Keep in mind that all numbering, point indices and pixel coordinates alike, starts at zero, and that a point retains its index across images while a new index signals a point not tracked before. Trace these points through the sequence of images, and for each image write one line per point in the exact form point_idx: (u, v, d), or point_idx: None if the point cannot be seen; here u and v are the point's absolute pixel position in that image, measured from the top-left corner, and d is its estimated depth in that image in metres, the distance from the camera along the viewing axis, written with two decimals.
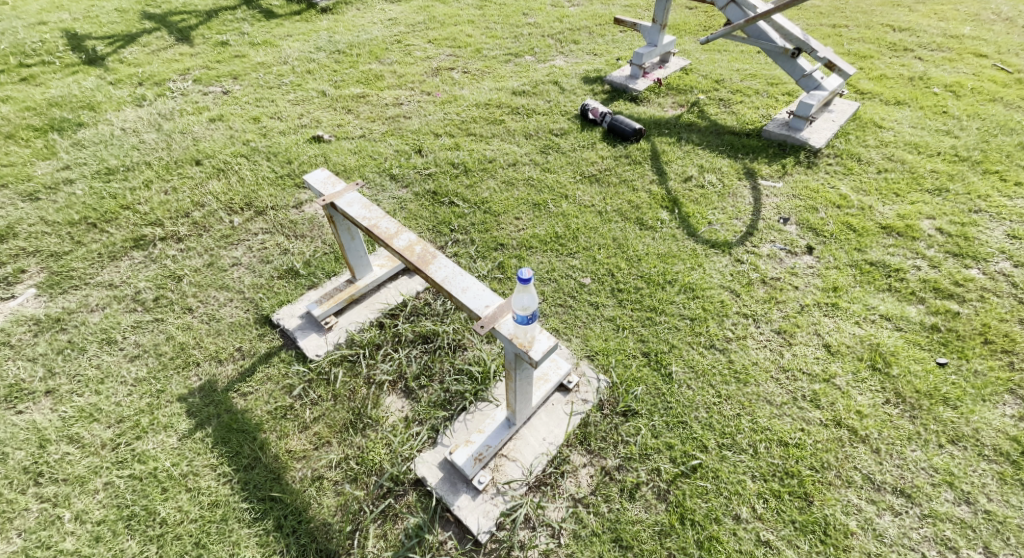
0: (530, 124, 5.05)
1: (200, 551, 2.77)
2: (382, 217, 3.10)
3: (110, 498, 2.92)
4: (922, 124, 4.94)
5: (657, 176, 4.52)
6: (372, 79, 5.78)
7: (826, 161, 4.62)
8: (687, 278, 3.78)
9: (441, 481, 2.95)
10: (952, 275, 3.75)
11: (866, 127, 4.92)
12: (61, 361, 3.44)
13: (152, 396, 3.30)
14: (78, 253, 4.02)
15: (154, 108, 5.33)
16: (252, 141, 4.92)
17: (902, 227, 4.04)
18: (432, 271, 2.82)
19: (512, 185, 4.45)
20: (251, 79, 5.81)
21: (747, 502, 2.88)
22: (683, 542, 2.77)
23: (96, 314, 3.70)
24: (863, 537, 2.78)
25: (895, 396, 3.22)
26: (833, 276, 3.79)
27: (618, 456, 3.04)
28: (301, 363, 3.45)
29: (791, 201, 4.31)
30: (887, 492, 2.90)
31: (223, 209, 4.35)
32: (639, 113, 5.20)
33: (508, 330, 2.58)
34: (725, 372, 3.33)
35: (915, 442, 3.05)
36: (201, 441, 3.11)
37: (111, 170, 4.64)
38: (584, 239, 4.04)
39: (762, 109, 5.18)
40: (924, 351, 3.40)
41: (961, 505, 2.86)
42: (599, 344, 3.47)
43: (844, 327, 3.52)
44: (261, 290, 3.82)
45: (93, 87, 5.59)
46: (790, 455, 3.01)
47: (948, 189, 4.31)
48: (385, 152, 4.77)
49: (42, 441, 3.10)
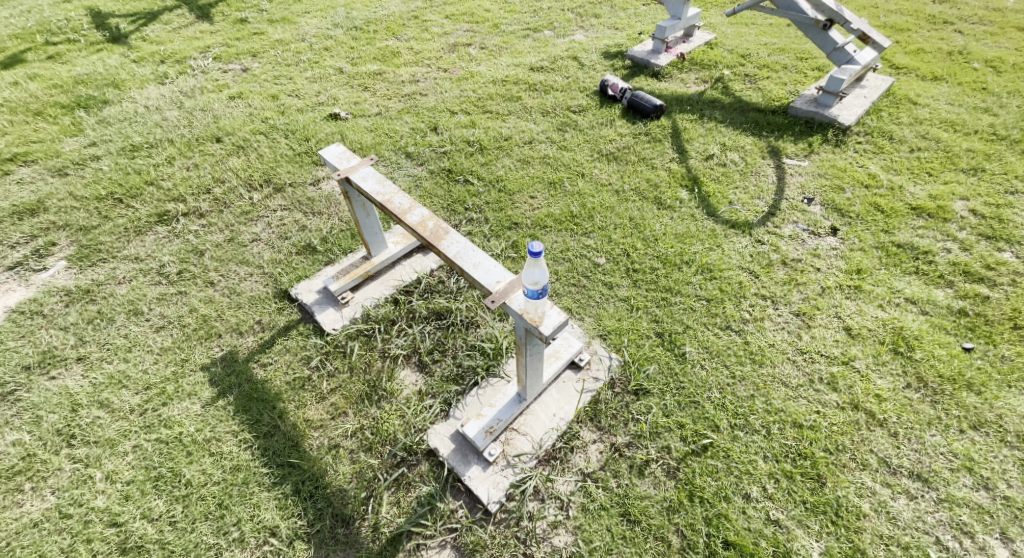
0: (547, 101, 4.98)
1: (223, 512, 2.86)
2: (396, 193, 3.11)
3: (139, 460, 3.03)
4: (959, 101, 4.72)
5: (677, 154, 4.42)
6: (388, 56, 5.75)
7: (855, 139, 4.46)
8: (704, 259, 3.72)
9: (452, 452, 2.99)
10: (983, 258, 3.61)
11: (900, 104, 4.73)
12: (91, 330, 3.56)
13: (177, 364, 3.40)
14: (106, 227, 4.13)
15: (176, 85, 5.40)
16: (270, 119, 4.95)
17: (933, 208, 3.90)
18: (445, 247, 2.82)
19: (528, 163, 4.41)
20: (270, 56, 5.83)
21: (758, 482, 2.86)
22: (691, 518, 2.77)
23: (123, 286, 3.81)
24: (876, 519, 2.74)
25: (916, 381, 3.14)
26: (857, 258, 3.69)
27: (628, 433, 3.04)
28: (318, 336, 3.50)
29: (816, 180, 4.18)
30: (903, 476, 2.85)
31: (243, 185, 4.40)
32: (660, 89, 5.09)
33: (519, 305, 2.58)
34: (740, 353, 3.29)
35: (935, 427, 2.98)
36: (223, 409, 3.20)
37: (136, 146, 4.74)
38: (600, 218, 3.99)
39: (789, 85, 5.01)
40: (949, 336, 3.30)
41: (979, 490, 2.79)
42: (612, 324, 3.44)
43: (866, 310, 3.43)
44: (280, 265, 3.88)
45: (117, 65, 5.68)
46: (804, 436, 2.97)
47: (984, 169, 4.13)
48: (401, 129, 4.76)
49: (74, 406, 3.22)
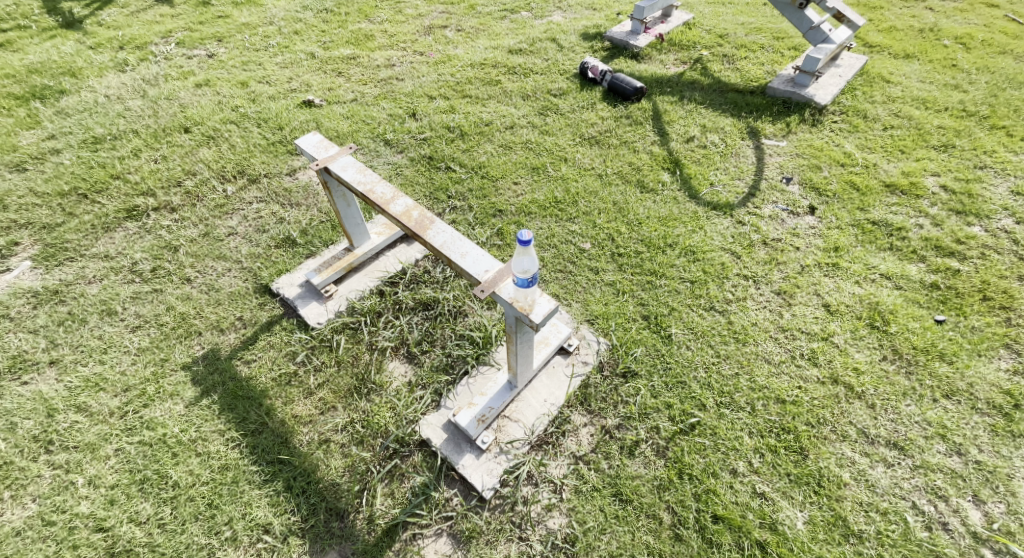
0: (527, 84, 4.92)
1: (214, 512, 2.81)
2: (377, 182, 3.03)
3: (122, 463, 2.95)
4: (930, 78, 4.82)
5: (658, 137, 4.43)
6: (362, 39, 5.59)
7: (831, 118, 4.52)
8: (688, 241, 3.75)
9: (445, 442, 2.98)
10: (954, 232, 3.72)
11: (874, 82, 4.80)
12: (63, 333, 3.43)
13: (156, 364, 3.30)
14: (71, 224, 3.97)
15: (137, 73, 5.17)
16: (241, 107, 4.78)
17: (906, 185, 3.99)
18: (431, 237, 2.77)
19: (510, 149, 4.36)
20: (237, 41, 5.62)
21: (744, 457, 2.93)
22: (681, 495, 2.82)
23: (94, 286, 3.67)
24: (856, 488, 2.83)
25: (892, 353, 3.24)
26: (834, 236, 3.76)
27: (617, 415, 3.07)
28: (302, 330, 3.44)
29: (794, 160, 4.23)
30: (880, 445, 2.95)
31: (216, 177, 4.26)
32: (640, 70, 5.06)
33: (509, 294, 2.55)
34: (724, 333, 3.34)
35: (910, 397, 3.08)
36: (208, 408, 3.13)
37: (98, 139, 4.53)
38: (584, 203, 3.98)
39: (766, 65, 5.04)
40: (922, 309, 3.40)
41: (952, 456, 2.91)
42: (599, 308, 3.46)
43: (844, 286, 3.51)
44: (259, 259, 3.78)
45: (72, 52, 5.41)
46: (787, 411, 3.05)
47: (955, 145, 4.23)
48: (378, 116, 4.65)
49: (50, 411, 3.11)
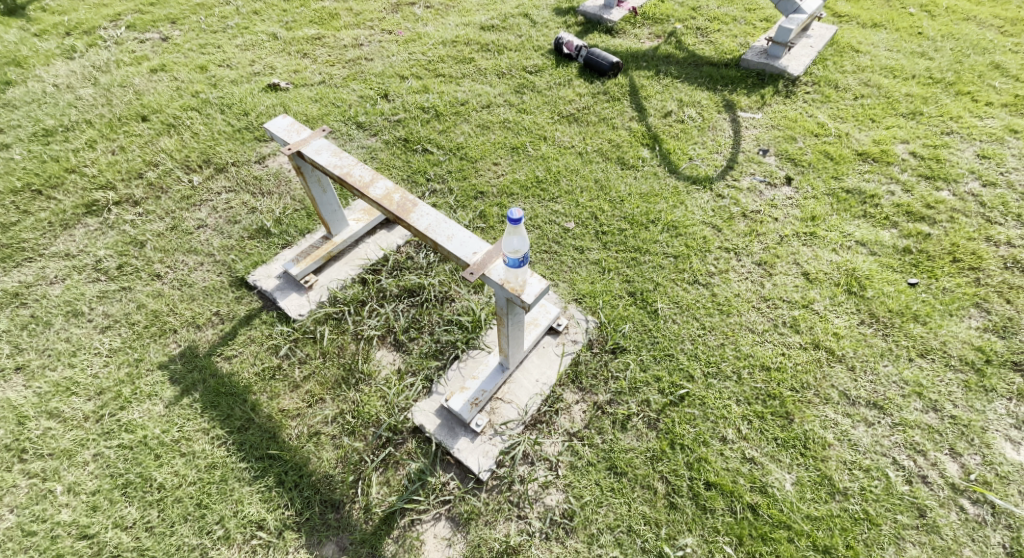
0: (501, 61, 4.82)
1: (203, 512, 2.73)
2: (355, 165, 2.92)
3: (102, 468, 2.84)
4: (897, 47, 4.89)
5: (636, 112, 4.40)
6: (327, 19, 5.39)
7: (803, 89, 4.56)
8: (669, 216, 3.75)
9: (439, 427, 2.94)
10: (923, 197, 3.81)
11: (843, 52, 4.86)
12: (27, 337, 3.26)
13: (131, 365, 3.17)
14: (26, 223, 3.75)
15: (87, 59, 4.88)
16: (202, 93, 4.57)
17: (877, 153, 4.06)
18: (414, 220, 2.68)
19: (488, 129, 4.27)
20: (192, 23, 5.34)
21: (733, 425, 2.97)
22: (674, 465, 2.85)
23: (57, 286, 3.49)
24: (840, 448, 2.90)
25: (869, 317, 3.32)
26: (811, 206, 3.81)
27: (609, 391, 3.08)
28: (283, 323, 3.33)
29: (770, 131, 4.27)
30: (861, 406, 3.03)
31: (180, 167, 4.07)
32: (614, 45, 5.01)
33: (499, 276, 2.49)
34: (709, 305, 3.37)
35: (887, 357, 3.17)
36: (189, 407, 3.03)
37: (49, 131, 4.27)
38: (566, 182, 3.94)
39: (739, 37, 5.05)
40: (896, 273, 3.49)
41: (928, 412, 3.00)
42: (586, 287, 3.44)
43: (821, 255, 3.58)
44: (232, 252, 3.65)
45: (14, 40, 5.07)
46: (773, 378, 3.10)
47: (922, 112, 4.32)
48: (349, 98, 4.50)
49: (20, 419, 2.96)
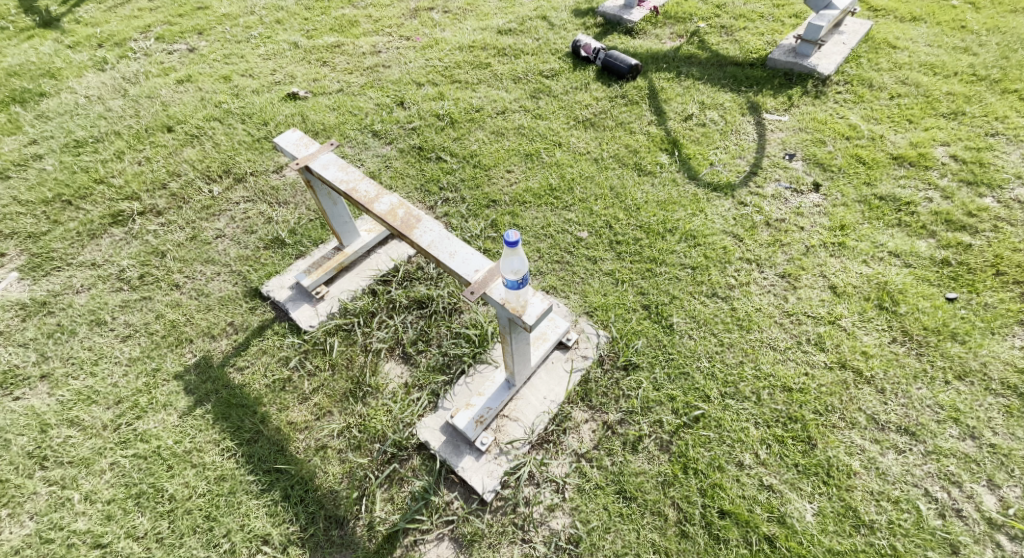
0: (518, 65, 4.74)
1: (212, 524, 2.77)
2: (361, 179, 2.90)
3: (118, 477, 2.91)
4: (938, 42, 4.60)
5: (655, 116, 4.26)
6: (346, 26, 5.40)
7: (835, 89, 4.33)
8: (687, 225, 3.61)
9: (443, 444, 2.91)
10: (965, 205, 3.56)
11: (879, 48, 4.59)
12: (52, 345, 3.37)
13: (148, 375, 3.24)
14: (56, 233, 3.88)
15: (117, 71, 5.02)
16: (224, 103, 4.64)
17: (915, 157, 3.82)
18: (417, 236, 2.65)
19: (502, 135, 4.21)
20: (217, 33, 5.44)
21: (750, 449, 2.84)
22: (686, 491, 2.75)
23: (82, 295, 3.60)
24: (866, 477, 2.74)
25: (902, 335, 3.13)
26: (840, 214, 3.61)
27: (619, 410, 2.99)
28: (294, 334, 3.36)
29: (797, 135, 4.07)
30: (891, 431, 2.86)
31: (201, 178, 4.15)
32: (634, 46, 4.87)
33: (500, 295, 2.43)
34: (727, 321, 3.23)
35: (921, 380, 2.98)
36: (202, 418, 3.08)
37: (80, 142, 4.41)
38: (580, 190, 3.85)
39: (767, 35, 4.84)
40: (932, 287, 3.27)
41: (965, 440, 2.80)
42: (598, 300, 3.35)
43: (850, 267, 3.39)
44: (248, 262, 3.69)
45: (51, 52, 5.26)
46: (794, 400, 2.96)
47: (965, 112, 4.05)
48: (365, 106, 4.50)
49: (44, 426, 3.06)
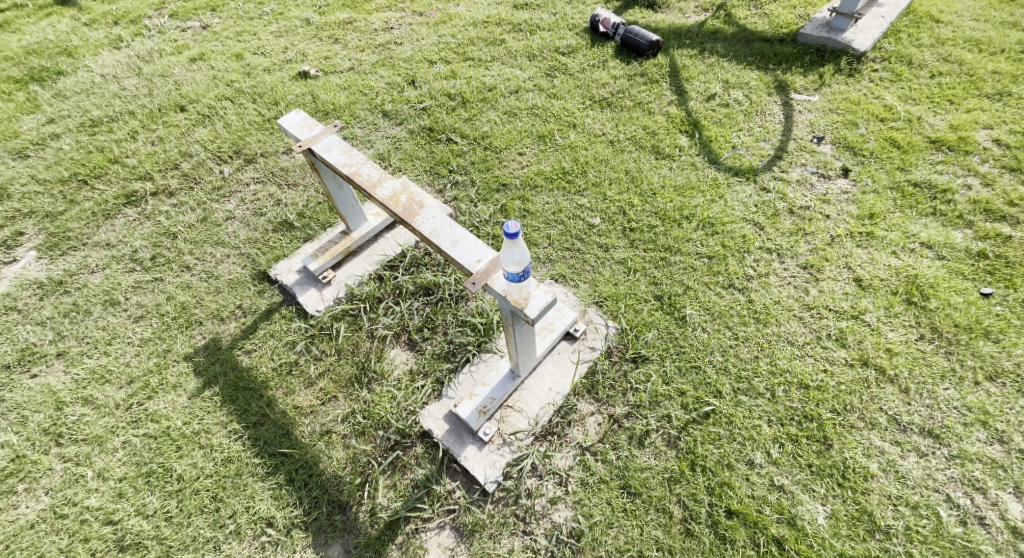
0: (533, 42, 4.58)
1: (218, 505, 2.80)
2: (364, 163, 2.82)
3: (130, 456, 2.96)
4: (986, 16, 4.28)
5: (675, 96, 4.07)
6: (359, 1, 5.28)
7: (870, 66, 4.07)
8: (706, 212, 3.46)
9: (446, 433, 2.88)
10: (1006, 193, 3.32)
11: (921, 22, 4.29)
12: (68, 324, 3.42)
13: (159, 356, 3.27)
14: (73, 212, 3.92)
15: (132, 49, 5.01)
16: (235, 82, 4.60)
17: (954, 140, 3.57)
18: (419, 223, 2.56)
19: (515, 116, 4.08)
20: (230, 9, 5.38)
21: (762, 447, 2.74)
22: (693, 488, 2.67)
23: (97, 275, 3.64)
24: (884, 480, 2.62)
25: (930, 332, 2.95)
26: (870, 201, 3.41)
27: (626, 404, 2.90)
28: (301, 319, 3.35)
29: (827, 116, 3.84)
30: (913, 433, 2.71)
31: (212, 158, 4.14)
32: (656, 21, 4.64)
33: (501, 287, 2.35)
34: (744, 313, 3.10)
35: (948, 380, 2.82)
36: (210, 400, 3.10)
37: (95, 121, 4.43)
38: (594, 173, 3.72)
39: (798, 8, 4.57)
40: (966, 282, 3.08)
41: (993, 444, 2.65)
42: (609, 289, 3.25)
43: (878, 258, 3.21)
44: (256, 245, 3.68)
45: (68, 30, 5.27)
46: (810, 398, 2.83)
47: (1011, 93, 3.76)
48: (376, 85, 4.41)
49: (58, 404, 3.12)
